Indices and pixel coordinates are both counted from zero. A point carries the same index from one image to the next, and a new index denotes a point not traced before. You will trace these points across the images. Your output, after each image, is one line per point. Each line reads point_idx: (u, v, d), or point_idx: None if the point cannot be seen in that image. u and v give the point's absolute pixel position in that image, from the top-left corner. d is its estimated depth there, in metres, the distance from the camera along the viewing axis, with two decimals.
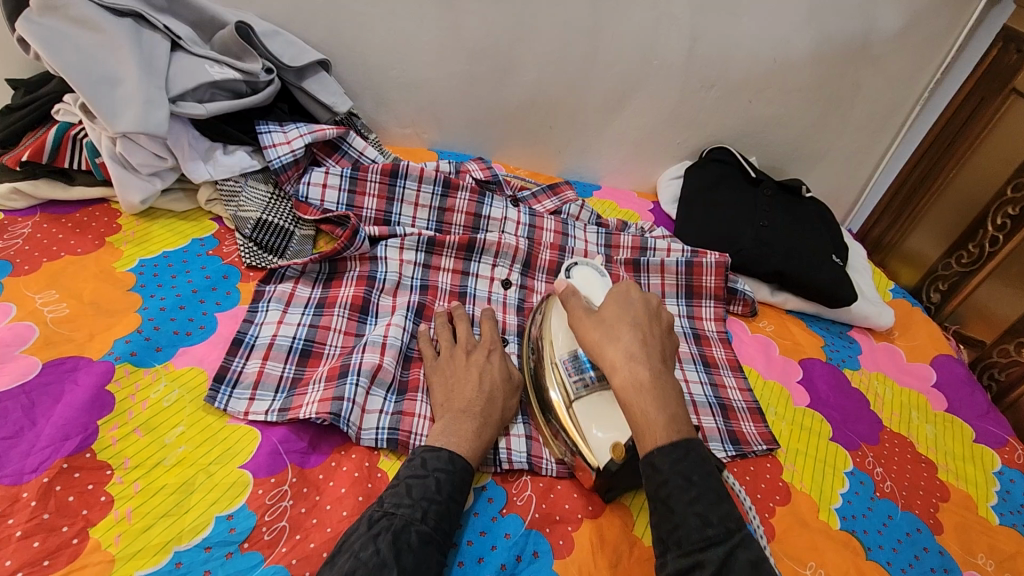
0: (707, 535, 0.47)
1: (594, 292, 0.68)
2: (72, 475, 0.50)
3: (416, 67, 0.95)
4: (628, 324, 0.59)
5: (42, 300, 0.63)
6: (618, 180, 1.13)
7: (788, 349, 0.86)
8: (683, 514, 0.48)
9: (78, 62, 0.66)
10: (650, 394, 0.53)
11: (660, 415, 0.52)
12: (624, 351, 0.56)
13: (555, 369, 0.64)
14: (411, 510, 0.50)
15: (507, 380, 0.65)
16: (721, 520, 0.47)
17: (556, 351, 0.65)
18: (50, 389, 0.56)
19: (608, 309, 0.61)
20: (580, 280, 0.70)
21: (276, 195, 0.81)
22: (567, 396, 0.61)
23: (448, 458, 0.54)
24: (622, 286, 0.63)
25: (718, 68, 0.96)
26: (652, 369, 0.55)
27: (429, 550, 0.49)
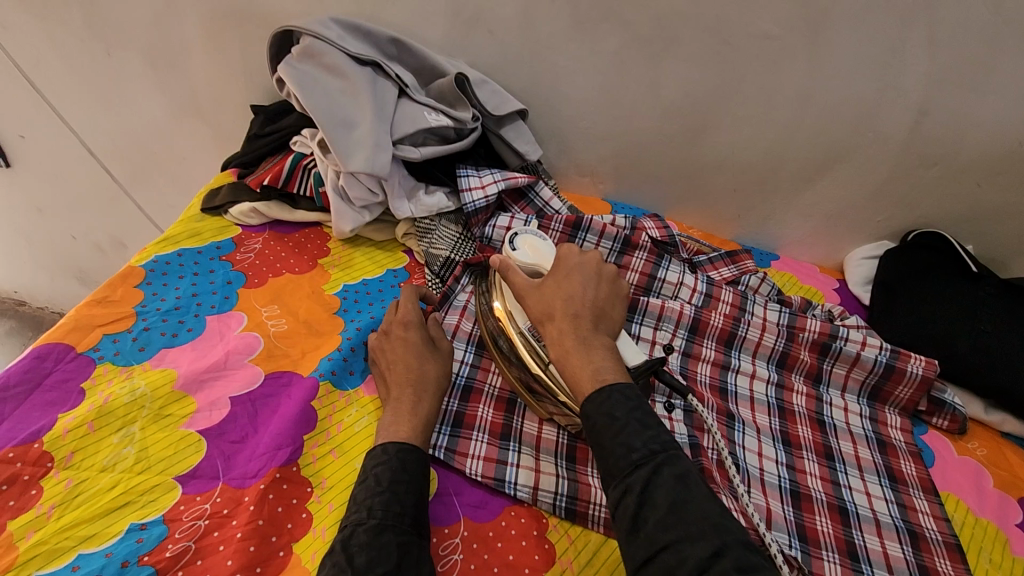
0: (632, 460, 0.50)
1: (542, 260, 0.71)
2: (282, 485, 0.55)
3: (607, 120, 0.96)
4: (563, 298, 0.64)
5: (267, 313, 0.71)
6: (800, 252, 1.05)
7: (1004, 482, 0.73)
8: (610, 445, 0.52)
9: (325, 105, 0.75)
10: (575, 355, 0.60)
11: (585, 369, 0.58)
12: (557, 327, 0.62)
13: (523, 338, 0.66)
14: (357, 513, 0.50)
15: (435, 351, 0.66)
16: (643, 444, 0.51)
17: (516, 321, 0.67)
18: (269, 400, 0.62)
19: (549, 284, 0.67)
20: (524, 249, 0.72)
21: (464, 236, 0.84)
22: (540, 359, 0.64)
23: (382, 451, 0.55)
24: (563, 252, 0.70)
25: (945, 147, 0.86)
26: (577, 330, 0.62)
27: (384, 538, 0.47)
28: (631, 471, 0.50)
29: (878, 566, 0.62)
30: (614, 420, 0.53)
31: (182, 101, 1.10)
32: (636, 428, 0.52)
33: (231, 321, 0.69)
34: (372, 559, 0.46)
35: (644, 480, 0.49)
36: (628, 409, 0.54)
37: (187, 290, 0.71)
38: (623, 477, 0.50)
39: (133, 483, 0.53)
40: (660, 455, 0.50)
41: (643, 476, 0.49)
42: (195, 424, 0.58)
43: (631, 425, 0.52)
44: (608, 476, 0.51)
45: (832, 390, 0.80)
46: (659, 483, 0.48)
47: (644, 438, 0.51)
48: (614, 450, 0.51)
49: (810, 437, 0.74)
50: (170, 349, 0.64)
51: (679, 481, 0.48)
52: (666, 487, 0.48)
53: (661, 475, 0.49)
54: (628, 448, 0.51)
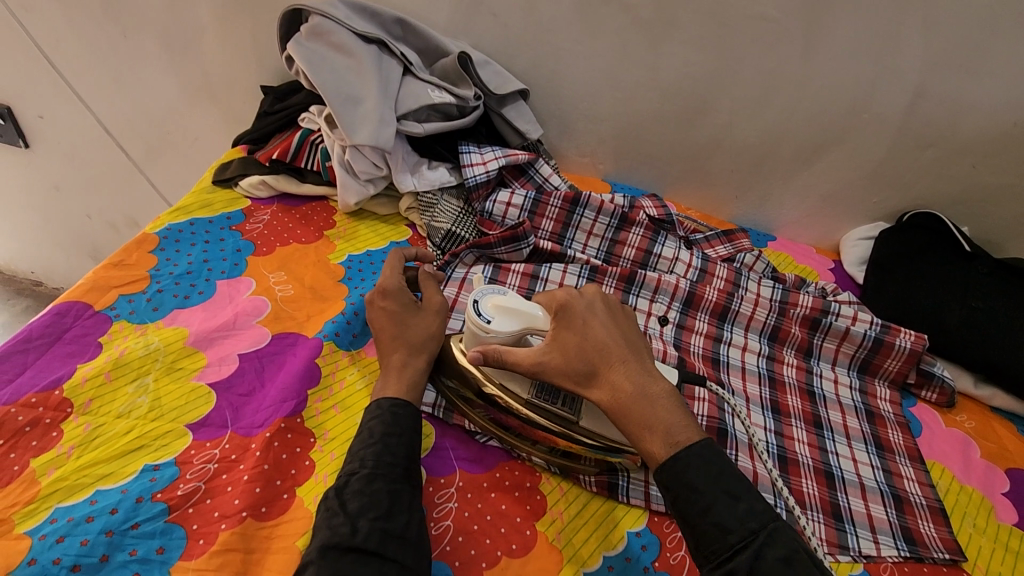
0: (730, 542, 0.45)
1: (528, 317, 0.59)
2: (286, 435, 0.58)
3: (607, 101, 0.98)
4: (596, 348, 0.56)
5: (274, 279, 0.74)
6: (797, 233, 1.07)
7: (991, 453, 0.75)
8: (699, 524, 0.47)
9: (332, 82, 0.77)
10: (639, 406, 0.52)
11: (656, 423, 0.52)
12: (607, 382, 0.55)
13: (533, 408, 0.60)
14: (351, 463, 0.52)
15: (421, 310, 0.67)
16: (741, 522, 0.46)
17: (517, 394, 0.61)
18: (276, 357, 0.65)
19: (564, 337, 0.57)
20: (499, 316, 0.59)
21: (465, 211, 0.86)
22: (568, 423, 0.59)
23: (377, 407, 0.57)
24: (563, 296, 0.60)
25: (941, 128, 0.87)
26: (631, 377, 0.55)
27: (375, 486, 0.50)
28: (729, 554, 0.45)
29: (862, 526, 0.64)
30: (697, 493, 0.47)
31: (194, 81, 1.13)
32: (727, 501, 0.47)
33: (241, 285, 0.72)
34: (363, 505, 0.49)
35: (747, 566, 0.44)
36: (709, 478, 0.48)
37: (198, 256, 0.74)
38: (720, 560, 0.45)
39: (147, 429, 0.56)
40: (761, 535, 0.45)
41: (744, 561, 0.44)
42: (205, 377, 0.61)
43: (722, 498, 0.47)
44: (702, 557, 0.47)
45: (822, 363, 0.82)
46: (764, 569, 0.43)
47: (739, 514, 0.46)
48: (707, 531, 0.46)
49: (799, 407, 0.76)
50: (182, 310, 0.67)
51: (785, 564, 0.43)
52: (773, 571, 0.43)
53: (764, 558, 0.44)
54: (723, 530, 0.46)
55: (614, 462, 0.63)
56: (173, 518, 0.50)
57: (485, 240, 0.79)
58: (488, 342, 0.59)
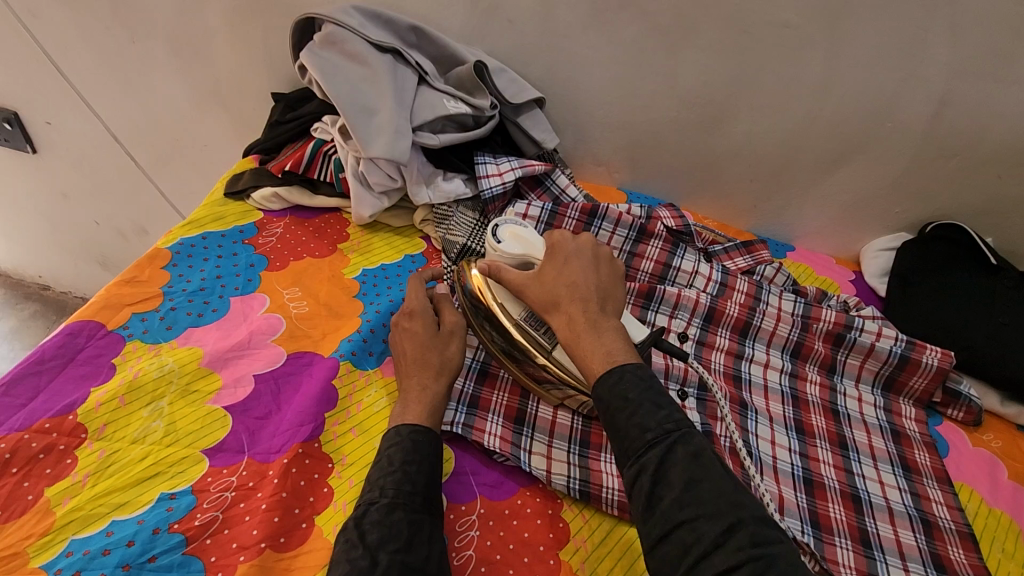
0: (648, 439, 0.47)
1: (531, 249, 0.68)
2: (304, 460, 0.56)
3: (624, 110, 0.96)
4: (566, 284, 0.60)
5: (289, 295, 0.72)
6: (816, 244, 1.05)
7: (1020, 474, 0.73)
8: (626, 427, 0.49)
9: (347, 91, 0.76)
10: (586, 336, 0.56)
11: (596, 352, 0.55)
12: (565, 314, 0.58)
13: (518, 328, 0.64)
14: (370, 492, 0.51)
15: (441, 334, 0.66)
16: (659, 423, 0.48)
17: (511, 313, 0.65)
18: (292, 378, 0.64)
19: (547, 271, 0.62)
20: (510, 239, 0.69)
21: (480, 223, 0.85)
22: (542, 348, 0.62)
23: (396, 433, 0.56)
24: (556, 236, 0.64)
25: (966, 138, 0.85)
26: (586, 314, 0.57)
27: (395, 516, 0.49)
28: (645, 450, 0.47)
29: (891, 553, 0.63)
30: (627, 403, 0.50)
31: (204, 88, 1.11)
32: (650, 409, 0.49)
33: (255, 302, 0.71)
34: (384, 536, 0.47)
35: (657, 459, 0.46)
36: (642, 389, 0.50)
37: (211, 272, 0.73)
38: (637, 456, 0.47)
39: (163, 455, 0.55)
40: (675, 434, 0.48)
41: (655, 456, 0.46)
42: (220, 400, 0.60)
43: (647, 405, 0.49)
44: (623, 456, 0.49)
45: (846, 380, 0.80)
46: (674, 461, 0.46)
47: (658, 418, 0.48)
48: (629, 432, 0.49)
49: (823, 426, 0.74)
50: (196, 329, 0.66)
51: (694, 459, 0.46)
52: (681, 465, 0.46)
53: (675, 452, 0.47)
54: (642, 428, 0.48)
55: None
56: (190, 550, 0.49)
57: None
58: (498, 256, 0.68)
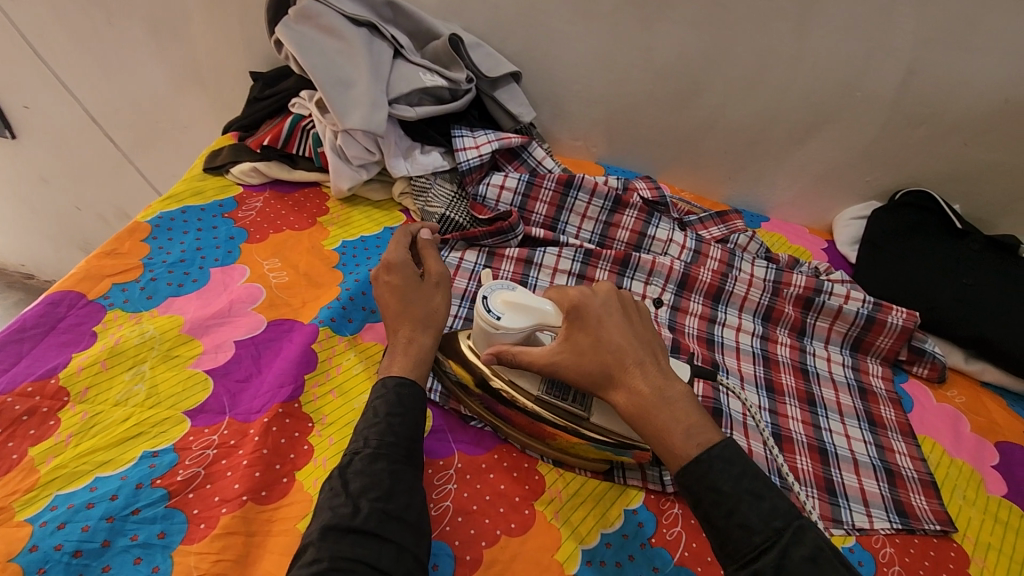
0: (755, 543, 0.44)
1: (536, 313, 0.59)
2: (285, 420, 0.58)
3: (600, 83, 0.97)
4: (611, 350, 0.55)
5: (269, 266, 0.74)
6: (790, 214, 1.07)
7: (981, 427, 0.76)
8: (725, 526, 0.46)
9: (322, 65, 0.76)
10: (657, 411, 0.52)
11: (676, 429, 0.50)
12: (619, 385, 0.54)
13: (543, 406, 0.60)
14: (355, 442, 0.53)
15: (423, 285, 0.67)
16: (764, 522, 0.45)
17: (527, 391, 0.61)
18: (272, 343, 0.65)
19: (576, 337, 0.57)
20: (507, 311, 0.59)
21: (458, 195, 0.86)
22: (577, 420, 0.60)
23: (382, 385, 0.57)
24: (580, 297, 0.58)
25: (933, 105, 0.88)
26: (649, 382, 0.54)
27: (377, 466, 0.50)
28: (755, 555, 0.44)
29: (855, 500, 0.65)
30: (722, 496, 0.46)
31: (182, 69, 1.11)
32: (751, 501, 0.46)
33: (235, 273, 0.72)
34: (365, 485, 0.49)
35: (773, 565, 0.43)
36: (734, 479, 0.47)
37: (191, 244, 0.74)
38: (745, 561, 0.44)
39: (145, 416, 0.56)
40: (787, 534, 0.44)
41: (769, 561, 0.43)
42: (201, 364, 0.61)
43: (747, 497, 0.46)
44: (727, 558, 0.46)
45: (815, 342, 0.83)
46: (791, 568, 0.43)
47: (762, 514, 0.45)
48: (732, 533, 0.45)
49: (793, 385, 0.76)
50: (176, 298, 0.67)
51: (813, 563, 0.42)
52: (800, 571, 0.42)
53: (791, 557, 0.43)
54: (748, 529, 0.45)
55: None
56: (173, 503, 0.50)
57: (471, 232, 0.80)
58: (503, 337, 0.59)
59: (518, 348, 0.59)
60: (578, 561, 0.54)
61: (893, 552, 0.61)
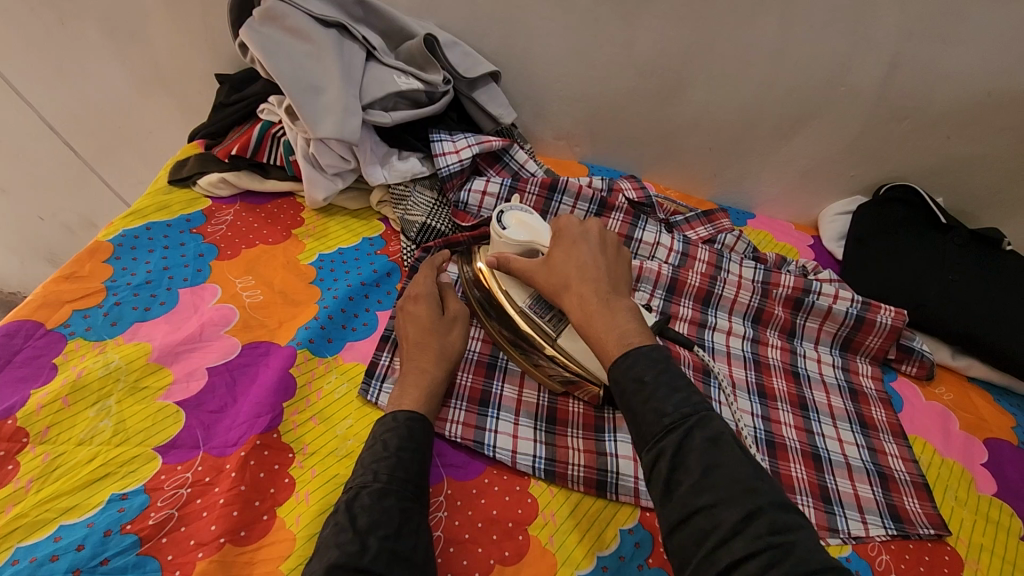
0: (664, 423, 0.44)
1: (537, 235, 0.65)
2: (263, 452, 0.55)
3: (581, 81, 0.95)
4: (576, 267, 0.58)
5: (241, 284, 0.70)
6: (775, 210, 1.06)
7: (969, 424, 0.76)
8: (639, 410, 0.46)
9: (291, 70, 0.72)
10: (597, 316, 0.53)
11: (611, 333, 0.52)
12: (576, 293, 0.56)
13: (523, 315, 0.66)
14: (363, 476, 0.51)
15: (443, 319, 0.67)
16: (675, 406, 0.45)
17: (516, 300, 0.67)
18: (247, 369, 0.62)
19: (555, 256, 0.61)
20: (515, 225, 0.66)
21: (440, 202, 0.83)
22: (547, 336, 0.64)
23: (392, 419, 0.56)
24: (562, 223, 0.64)
25: (917, 99, 0.87)
26: (598, 294, 0.55)
27: (386, 502, 0.48)
28: (663, 435, 0.44)
29: (851, 507, 0.65)
30: (644, 386, 0.46)
31: (144, 72, 1.06)
32: (668, 392, 0.46)
33: (205, 293, 0.68)
34: (374, 521, 0.47)
35: (676, 444, 0.43)
36: (657, 371, 0.47)
37: (158, 263, 0.70)
38: (655, 440, 0.44)
39: (112, 454, 0.53)
40: (692, 419, 0.44)
41: (675, 439, 0.43)
42: (172, 395, 0.58)
43: (663, 388, 0.46)
44: (640, 441, 0.46)
45: (805, 343, 0.82)
46: (692, 447, 0.43)
47: (675, 401, 0.45)
48: (644, 415, 0.45)
49: (784, 389, 0.76)
50: (143, 323, 0.63)
51: (713, 444, 0.43)
52: (699, 450, 0.42)
53: (693, 438, 0.43)
54: (659, 413, 0.45)
55: (602, 461, 0.62)
56: (145, 550, 0.47)
57: (454, 237, 0.78)
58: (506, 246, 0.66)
59: (514, 257, 0.65)
60: None
61: (889, 560, 0.61)
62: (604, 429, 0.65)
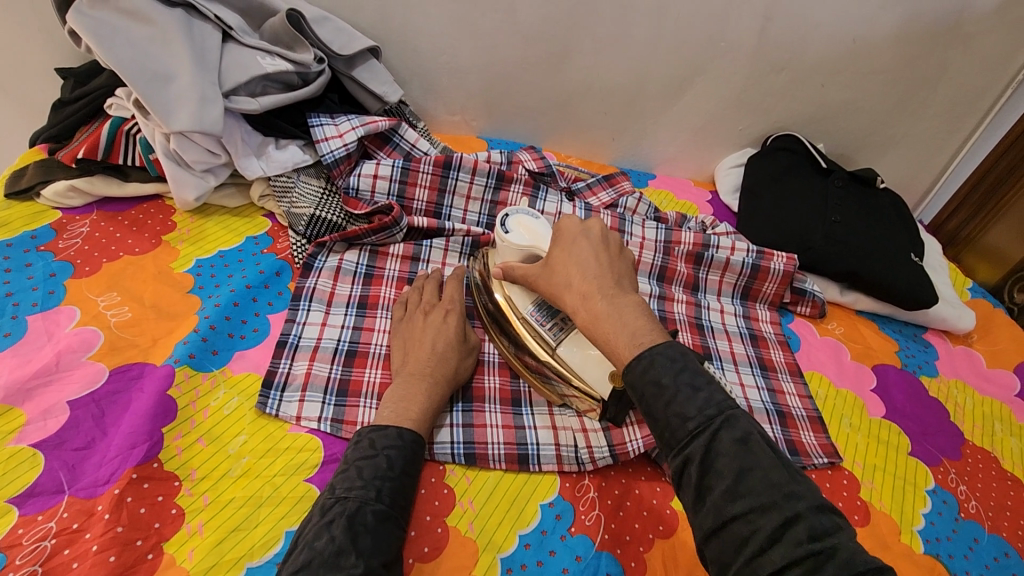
0: (689, 429, 0.41)
1: (539, 239, 0.63)
2: (142, 485, 0.50)
3: (468, 52, 0.91)
4: (576, 268, 0.54)
5: (104, 303, 0.63)
6: (674, 169, 1.08)
7: (859, 354, 0.82)
8: (663, 416, 0.43)
9: (132, 58, 0.64)
10: (609, 320, 0.49)
11: (622, 333, 0.48)
12: (578, 293, 0.52)
13: (526, 323, 0.62)
14: (365, 491, 0.48)
15: (463, 342, 0.64)
16: (699, 409, 0.42)
17: (517, 306, 0.63)
18: (118, 397, 0.55)
19: (554, 254, 0.57)
20: (518, 230, 0.63)
21: (328, 190, 0.77)
22: (547, 345, 0.61)
23: (399, 435, 0.53)
24: (562, 223, 0.58)
25: (791, 49, 0.90)
26: (602, 290, 0.51)
27: (389, 527, 0.48)
28: (688, 440, 0.41)
29: None
30: (663, 389, 0.43)
31: None
32: (689, 393, 0.43)
33: (61, 317, 0.60)
34: (376, 544, 0.46)
35: (704, 450, 0.40)
36: (675, 372, 0.44)
37: None
38: (681, 448, 0.41)
39: None
40: (718, 420, 0.41)
41: (702, 445, 0.40)
42: (27, 438, 0.51)
43: (684, 389, 0.43)
44: (664, 444, 0.43)
45: (709, 295, 0.84)
46: (721, 451, 0.40)
47: (698, 403, 0.42)
48: (668, 421, 0.42)
49: (690, 342, 0.77)
50: None
51: (744, 446, 0.40)
52: (729, 455, 0.40)
53: (721, 441, 0.40)
54: (682, 417, 0.42)
55: (521, 435, 0.62)
56: None
57: (351, 231, 0.73)
58: (512, 253, 0.63)
59: (516, 262, 0.62)
60: (497, 572, 0.52)
61: None
62: (521, 403, 0.65)
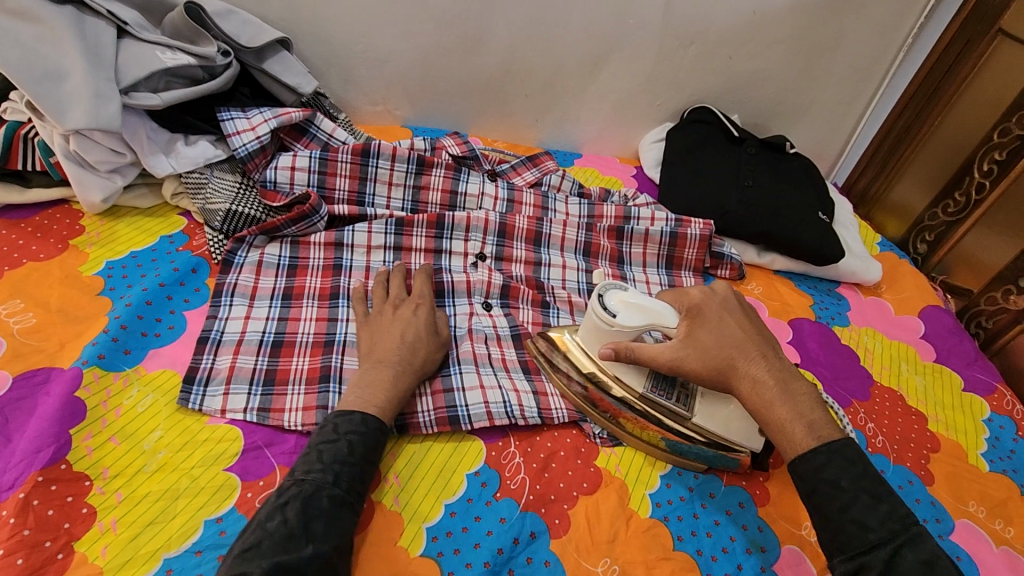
0: (870, 539, 0.46)
1: (652, 316, 0.59)
2: (49, 488, 0.49)
3: (383, 40, 0.91)
4: (733, 342, 0.55)
5: (7, 310, 0.61)
6: (599, 148, 1.10)
7: (776, 310, 0.86)
8: (839, 521, 0.47)
9: (19, 58, 0.62)
10: (780, 404, 0.52)
11: (796, 424, 0.51)
12: (746, 375, 0.54)
13: (650, 403, 0.61)
14: (322, 475, 0.49)
15: (433, 335, 0.64)
16: (881, 523, 0.46)
17: (633, 387, 0.61)
18: (23, 403, 0.54)
19: (700, 334, 0.56)
20: (624, 309, 0.60)
21: (244, 185, 0.77)
22: (682, 417, 0.61)
23: (363, 421, 0.53)
24: (697, 298, 0.59)
25: (697, 24, 0.93)
26: (770, 370, 0.54)
27: (344, 513, 0.48)
28: (866, 549, 0.46)
29: None
30: (841, 491, 0.48)
31: None
32: (869, 502, 0.47)
33: None
34: (328, 527, 0.46)
35: (885, 560, 0.45)
36: (850, 472, 0.48)
37: None
38: (854, 553, 0.46)
39: None
40: (903, 536, 0.46)
41: (882, 557, 0.45)
42: None
43: (863, 498, 0.47)
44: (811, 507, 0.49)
45: (634, 267, 0.86)
46: (903, 568, 0.44)
47: (880, 516, 0.46)
48: (846, 528, 0.47)
49: None
50: None
51: (928, 568, 0.44)
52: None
53: (904, 559, 0.45)
54: (863, 527, 0.46)
55: (450, 398, 0.62)
56: None
57: (269, 223, 0.71)
58: (622, 331, 0.60)
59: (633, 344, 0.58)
60: (423, 540, 0.53)
61: None
62: (450, 364, 0.66)
